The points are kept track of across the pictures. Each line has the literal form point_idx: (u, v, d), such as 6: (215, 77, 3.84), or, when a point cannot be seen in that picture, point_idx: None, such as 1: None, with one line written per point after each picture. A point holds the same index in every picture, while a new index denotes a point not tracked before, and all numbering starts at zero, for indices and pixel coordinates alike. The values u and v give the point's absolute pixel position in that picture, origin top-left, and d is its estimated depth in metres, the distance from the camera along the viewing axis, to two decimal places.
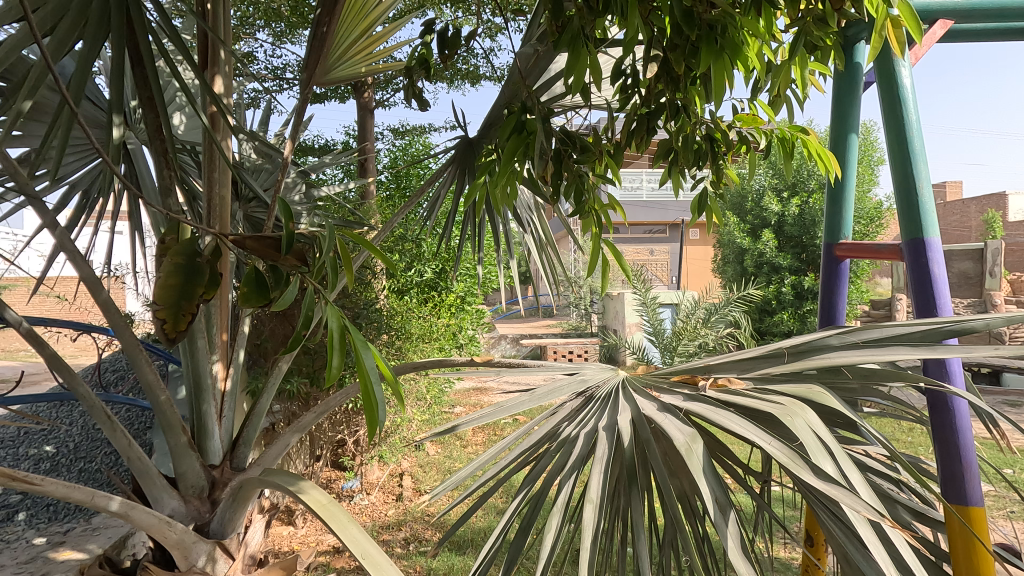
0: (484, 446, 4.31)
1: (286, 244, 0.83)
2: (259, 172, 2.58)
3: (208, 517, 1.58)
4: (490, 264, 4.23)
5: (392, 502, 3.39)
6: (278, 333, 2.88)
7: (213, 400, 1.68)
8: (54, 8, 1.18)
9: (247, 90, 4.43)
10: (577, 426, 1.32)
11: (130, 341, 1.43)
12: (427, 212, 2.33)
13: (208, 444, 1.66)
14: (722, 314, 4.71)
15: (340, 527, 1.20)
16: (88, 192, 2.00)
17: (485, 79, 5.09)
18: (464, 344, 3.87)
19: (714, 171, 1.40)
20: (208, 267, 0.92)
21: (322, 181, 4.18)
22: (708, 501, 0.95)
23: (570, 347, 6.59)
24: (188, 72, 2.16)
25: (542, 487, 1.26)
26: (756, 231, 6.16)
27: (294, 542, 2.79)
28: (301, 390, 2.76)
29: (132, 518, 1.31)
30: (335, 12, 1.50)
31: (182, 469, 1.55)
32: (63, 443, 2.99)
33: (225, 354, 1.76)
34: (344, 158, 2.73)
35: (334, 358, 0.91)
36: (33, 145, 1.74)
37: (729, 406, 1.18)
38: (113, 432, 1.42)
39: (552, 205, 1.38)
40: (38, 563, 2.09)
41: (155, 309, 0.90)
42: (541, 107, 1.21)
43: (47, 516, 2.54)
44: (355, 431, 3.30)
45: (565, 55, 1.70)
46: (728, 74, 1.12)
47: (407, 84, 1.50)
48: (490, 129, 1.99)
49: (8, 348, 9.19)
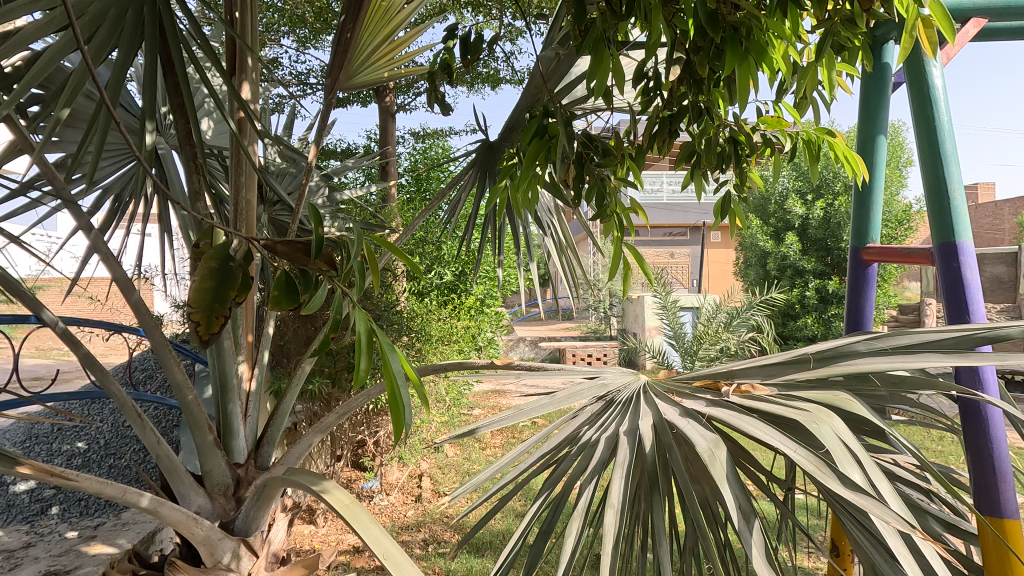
0: (503, 448, 4.33)
1: (315, 249, 0.83)
2: (284, 176, 2.64)
3: (233, 514, 1.61)
4: (510, 266, 4.24)
5: (412, 503, 3.42)
6: (300, 334, 2.93)
7: (238, 400, 1.71)
8: (92, 19, 1.22)
9: (273, 95, 4.53)
10: (598, 431, 1.31)
11: (159, 342, 1.46)
12: (448, 215, 2.34)
13: (233, 443, 1.69)
14: (744, 318, 4.65)
15: (362, 527, 1.21)
16: (121, 196, 2.06)
17: (506, 82, 5.12)
18: (483, 346, 3.87)
19: (737, 174, 1.39)
20: (240, 271, 0.94)
21: (344, 184, 4.25)
22: (731, 509, 0.94)
23: (589, 350, 6.59)
24: (217, 78, 2.23)
25: (563, 491, 1.25)
26: (780, 234, 6.07)
27: (315, 541, 2.83)
28: (323, 390, 2.80)
29: (160, 515, 1.34)
30: (358, 18, 1.52)
31: (208, 468, 1.58)
32: (93, 440, 3.07)
33: (250, 355, 1.80)
34: (366, 161, 2.76)
35: (360, 360, 0.91)
36: (69, 151, 1.79)
37: (753, 412, 1.16)
38: (143, 430, 1.45)
39: (573, 208, 1.38)
40: (70, 557, 2.14)
41: (190, 312, 0.92)
42: (563, 110, 1.21)
43: (79, 511, 2.61)
44: (375, 432, 3.35)
45: (586, 58, 1.71)
46: (753, 76, 1.10)
47: (430, 89, 1.52)
48: (511, 133, 2.00)
49: (43, 347, 9.53)
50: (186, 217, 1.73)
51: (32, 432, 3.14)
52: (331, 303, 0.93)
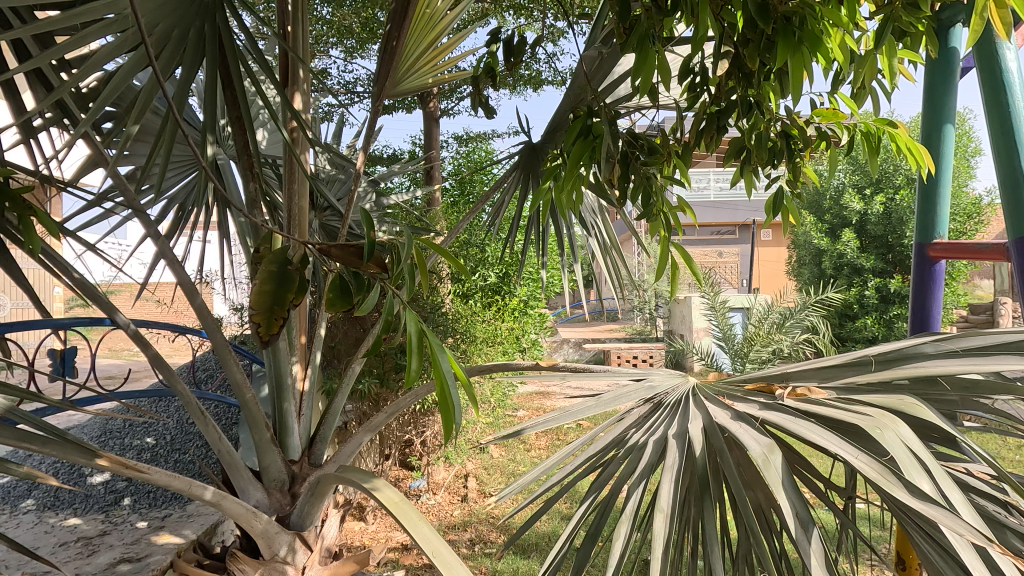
0: (548, 450, 4.32)
1: (367, 252, 0.85)
2: (333, 182, 2.73)
3: (289, 509, 1.68)
4: (554, 268, 4.23)
5: (458, 503, 3.46)
6: (350, 335, 3.01)
7: (293, 399, 1.77)
8: (158, 39, 1.30)
9: (323, 105, 4.69)
10: (645, 433, 1.29)
11: (221, 343, 1.53)
12: (491, 218, 2.35)
13: (288, 440, 1.75)
14: (798, 319, 4.47)
15: (411, 526, 1.23)
16: (184, 205, 2.18)
17: (548, 83, 5.12)
18: (527, 348, 3.88)
19: (790, 170, 1.33)
20: (297, 275, 0.98)
21: (390, 189, 4.35)
22: (788, 517, 0.91)
23: (634, 352, 6.50)
24: (272, 90, 2.33)
25: (610, 494, 1.23)
26: (836, 231, 5.82)
27: (365, 537, 2.90)
28: (372, 390, 2.87)
29: (222, 507, 1.41)
30: (403, 26, 1.55)
31: (265, 464, 1.65)
32: (161, 436, 3.25)
33: (303, 356, 1.86)
34: (411, 166, 2.81)
35: (412, 360, 0.93)
36: (139, 163, 1.91)
37: (810, 416, 1.11)
38: (206, 426, 1.52)
39: (618, 208, 1.36)
40: (141, 545, 2.28)
41: (251, 313, 0.96)
42: (607, 109, 1.20)
43: (148, 502, 2.77)
44: (422, 432, 3.41)
45: (629, 56, 1.69)
46: (807, 67, 1.06)
47: (474, 93, 1.54)
48: (555, 134, 2.00)
49: (115, 348, 10.18)
50: (243, 223, 1.81)
51: (107, 427, 3.35)
52: (383, 304, 0.96)
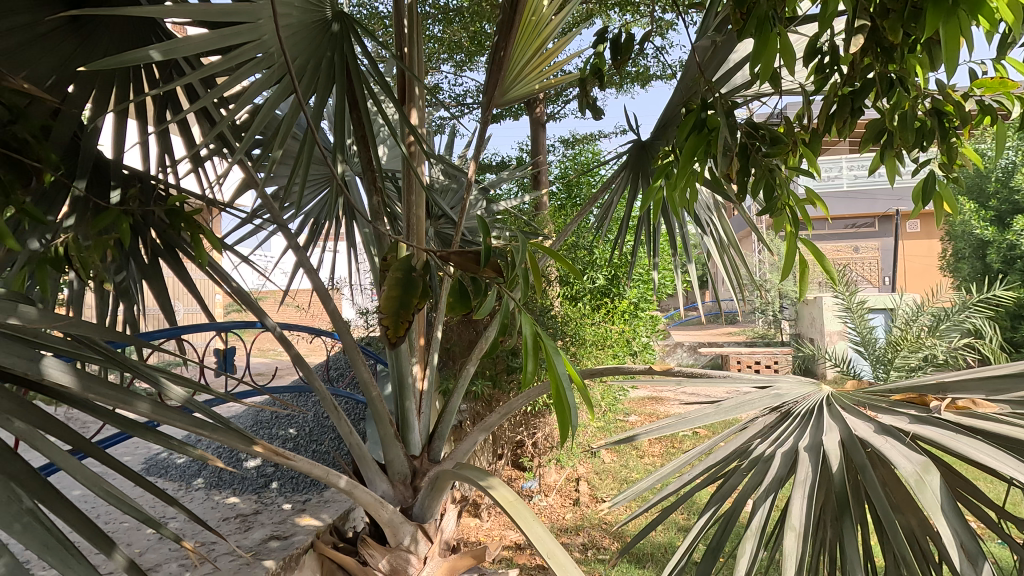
0: (662, 458, 4.17)
1: (484, 258, 0.89)
2: (447, 192, 2.87)
3: (411, 501, 1.78)
4: (665, 269, 4.09)
5: (570, 506, 3.45)
6: (464, 337, 3.15)
7: (413, 397, 1.88)
8: (298, 71, 1.45)
9: (436, 119, 4.94)
10: (772, 444, 1.20)
11: (350, 344, 1.67)
12: (600, 220, 2.33)
13: (410, 436, 1.86)
14: (957, 321, 3.91)
15: (527, 525, 1.25)
16: (318, 219, 2.41)
17: (656, 78, 4.97)
18: (638, 352, 3.78)
19: (945, 152, 1.17)
20: (421, 280, 1.04)
21: (500, 195, 4.47)
22: (949, 547, 0.80)
23: (756, 357, 6.08)
24: (391, 109, 2.51)
25: (733, 507, 1.17)
26: (1005, 219, 5.00)
27: (480, 534, 3.00)
28: (485, 391, 2.97)
29: (354, 495, 1.53)
30: (510, 35, 1.59)
31: (390, 458, 1.77)
32: (301, 427, 3.61)
33: (422, 357, 1.96)
34: (520, 172, 2.87)
35: (528, 363, 0.95)
36: (281, 184, 2.14)
37: (977, 434, 0.97)
38: (339, 420, 1.66)
39: (737, 204, 1.28)
40: (287, 525, 2.55)
41: (381, 316, 1.04)
42: (723, 100, 1.14)
43: (292, 487, 3.08)
44: (533, 433, 3.45)
45: (746, 42, 1.59)
46: (965, 33, 0.92)
47: (581, 95, 1.53)
48: (665, 130, 1.93)
49: (263, 348, 11.48)
50: (369, 234, 1.97)
51: (258, 418, 3.79)
52: (499, 307, 0.99)
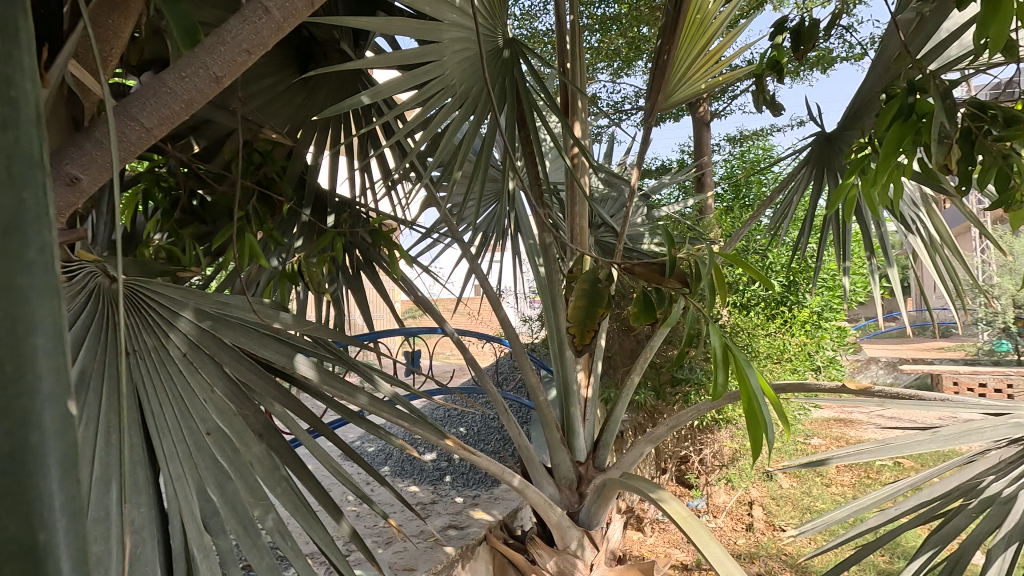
0: (854, 489, 3.67)
1: (670, 268, 0.89)
2: (607, 200, 2.88)
3: (577, 507, 1.81)
4: (857, 273, 3.61)
5: (742, 531, 3.20)
6: (625, 346, 3.11)
7: (578, 404, 1.90)
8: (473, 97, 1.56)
9: (594, 128, 4.98)
10: (1012, 485, 1.01)
11: (519, 350, 1.76)
12: (777, 222, 2.15)
13: (575, 442, 1.89)
14: None
15: (702, 543, 1.20)
16: (487, 232, 2.58)
17: (841, 61, 4.43)
18: (823, 367, 3.38)
19: None
20: (606, 290, 1.06)
21: (660, 201, 4.35)
22: None
23: (980, 378, 5.05)
24: (554, 123, 2.60)
25: (957, 553, 1.00)
26: None
27: (644, 549, 2.92)
28: (648, 401, 2.89)
29: (526, 494, 1.61)
30: (675, 35, 1.55)
31: (557, 462, 1.82)
32: (470, 427, 3.87)
33: (586, 364, 1.98)
34: (683, 176, 2.76)
35: (718, 373, 0.94)
36: (457, 201, 2.34)
37: None
38: (509, 422, 1.76)
39: (958, 198, 1.10)
40: (460, 516, 2.75)
41: (569, 325, 1.09)
42: (938, 79, 0.99)
43: (464, 481, 3.32)
44: (700, 449, 3.27)
45: (964, 8, 1.36)
46: None
47: (756, 91, 1.45)
48: (857, 118, 1.72)
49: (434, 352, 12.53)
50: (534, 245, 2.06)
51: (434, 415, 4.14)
52: (685, 317, 0.98)
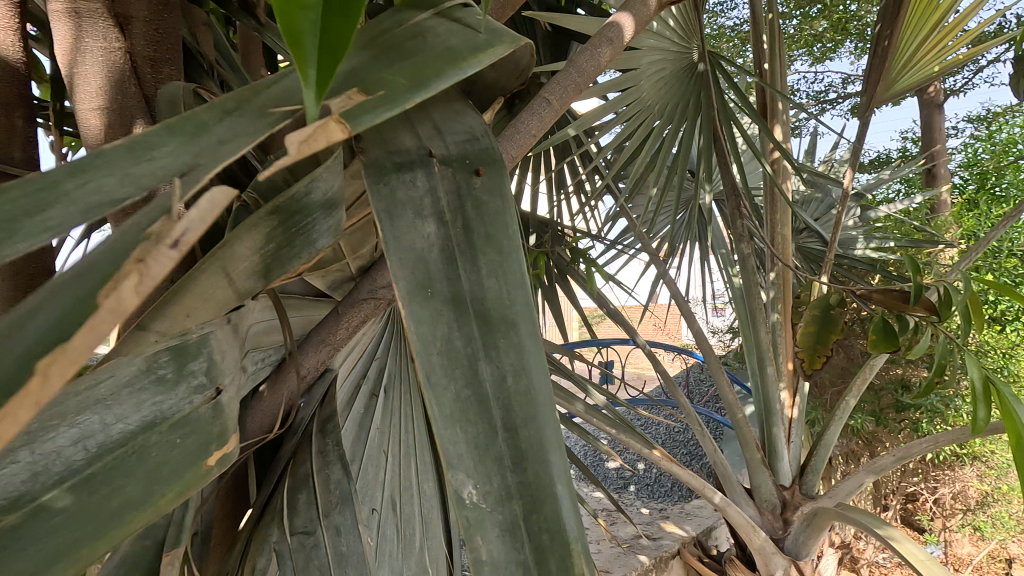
0: None
1: (915, 294, 0.82)
2: (810, 203, 2.54)
3: (783, 534, 1.60)
4: None
5: None
6: (837, 366, 2.68)
7: (782, 424, 1.65)
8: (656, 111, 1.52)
9: None
10: None
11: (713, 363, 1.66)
12: None
13: (779, 464, 1.65)
14: None
15: None
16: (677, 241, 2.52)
17: None
18: None
19: None
20: (839, 317, 1.05)
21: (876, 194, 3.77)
22: None
23: None
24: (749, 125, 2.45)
25: None
26: None
27: None
28: (866, 427, 2.54)
29: (728, 513, 1.49)
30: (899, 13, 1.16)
31: (756, 483, 1.62)
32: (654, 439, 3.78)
33: (791, 381, 1.69)
34: (909, 169, 2.39)
35: (978, 409, 0.86)
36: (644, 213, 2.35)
37: None
38: (703, 437, 1.63)
39: None
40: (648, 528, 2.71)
41: (797, 350, 1.08)
42: None
43: (648, 493, 3.26)
44: (936, 488, 2.77)
45: None
46: None
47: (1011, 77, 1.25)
48: None
49: None
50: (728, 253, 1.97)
51: None
52: (934, 346, 0.91)
